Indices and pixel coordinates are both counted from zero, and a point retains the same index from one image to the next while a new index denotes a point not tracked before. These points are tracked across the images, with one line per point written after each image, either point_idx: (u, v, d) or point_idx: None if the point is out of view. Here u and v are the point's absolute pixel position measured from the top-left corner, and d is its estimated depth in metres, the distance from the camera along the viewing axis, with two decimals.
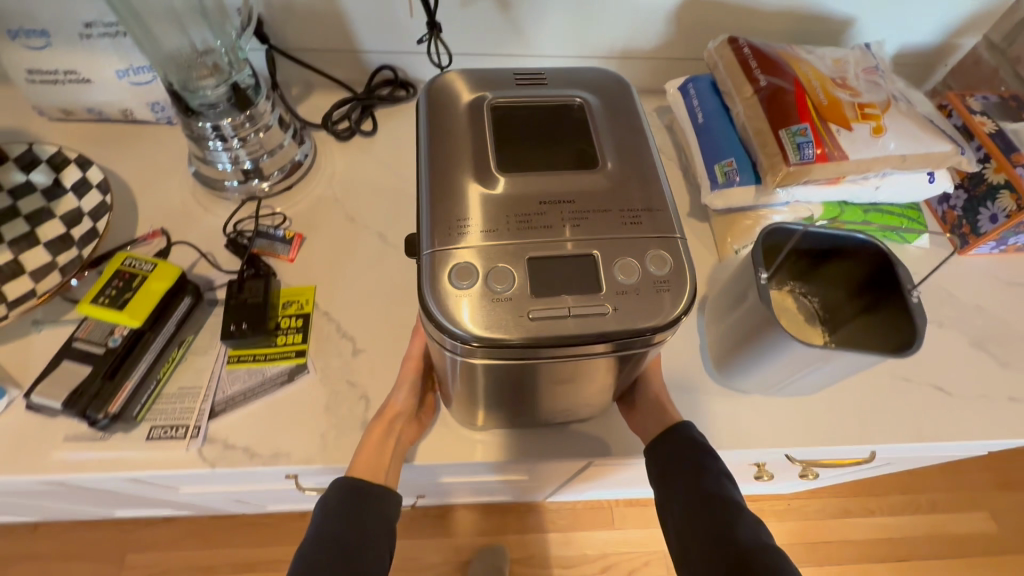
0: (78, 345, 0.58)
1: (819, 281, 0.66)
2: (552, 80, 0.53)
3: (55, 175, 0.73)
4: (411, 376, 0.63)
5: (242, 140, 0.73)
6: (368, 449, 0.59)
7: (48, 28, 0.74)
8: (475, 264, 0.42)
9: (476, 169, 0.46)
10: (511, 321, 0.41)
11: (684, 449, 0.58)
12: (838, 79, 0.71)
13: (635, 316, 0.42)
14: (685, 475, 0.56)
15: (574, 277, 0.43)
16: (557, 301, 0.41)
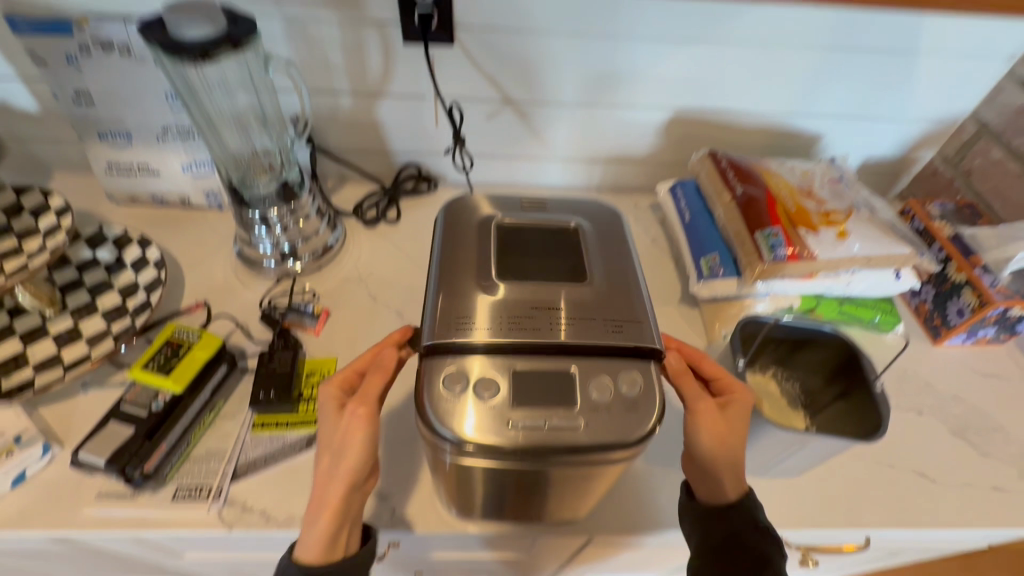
0: (125, 407, 0.65)
1: (799, 369, 0.73)
2: (552, 206, 0.61)
3: (118, 253, 0.83)
4: (355, 446, 0.54)
5: (284, 228, 0.84)
6: (308, 530, 0.53)
7: (130, 131, 0.88)
8: (466, 370, 0.47)
9: (477, 275, 0.53)
10: (491, 427, 0.44)
11: (722, 517, 0.57)
12: (805, 188, 0.82)
13: (604, 433, 0.44)
14: (718, 543, 0.56)
15: (553, 390, 0.46)
16: (539, 413, 0.45)
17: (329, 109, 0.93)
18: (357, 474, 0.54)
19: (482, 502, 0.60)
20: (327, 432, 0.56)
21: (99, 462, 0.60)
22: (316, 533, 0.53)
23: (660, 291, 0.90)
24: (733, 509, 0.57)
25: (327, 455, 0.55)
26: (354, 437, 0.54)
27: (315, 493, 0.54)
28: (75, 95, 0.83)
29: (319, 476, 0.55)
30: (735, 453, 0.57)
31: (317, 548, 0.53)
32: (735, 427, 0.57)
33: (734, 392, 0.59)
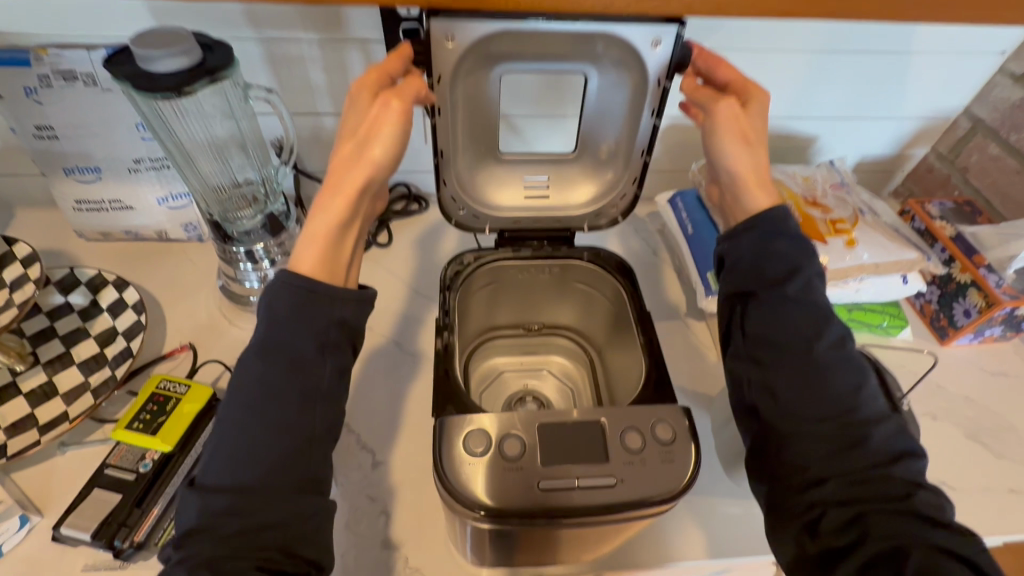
0: (109, 471, 0.60)
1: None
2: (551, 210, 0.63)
3: (93, 296, 0.78)
4: (385, 135, 0.48)
5: (271, 261, 0.80)
6: (317, 215, 0.48)
7: (99, 164, 0.82)
8: (490, 429, 0.46)
9: (479, 63, 0.53)
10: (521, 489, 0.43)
11: (773, 248, 0.54)
12: (809, 196, 0.80)
13: (639, 487, 0.44)
14: (764, 279, 0.53)
15: (582, 444, 0.46)
16: (567, 472, 0.44)
17: (312, 130, 0.88)
18: (376, 177, 0.49)
19: (501, 550, 0.57)
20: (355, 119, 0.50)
21: (84, 536, 0.56)
22: (327, 218, 0.48)
23: (667, 305, 0.88)
24: (785, 240, 0.54)
25: (352, 146, 0.49)
26: (378, 152, 0.48)
27: (329, 186, 0.49)
28: (36, 130, 0.78)
29: (334, 176, 0.49)
30: (762, 173, 0.58)
31: (315, 253, 0.48)
32: (754, 119, 0.58)
33: (749, 93, 0.59)
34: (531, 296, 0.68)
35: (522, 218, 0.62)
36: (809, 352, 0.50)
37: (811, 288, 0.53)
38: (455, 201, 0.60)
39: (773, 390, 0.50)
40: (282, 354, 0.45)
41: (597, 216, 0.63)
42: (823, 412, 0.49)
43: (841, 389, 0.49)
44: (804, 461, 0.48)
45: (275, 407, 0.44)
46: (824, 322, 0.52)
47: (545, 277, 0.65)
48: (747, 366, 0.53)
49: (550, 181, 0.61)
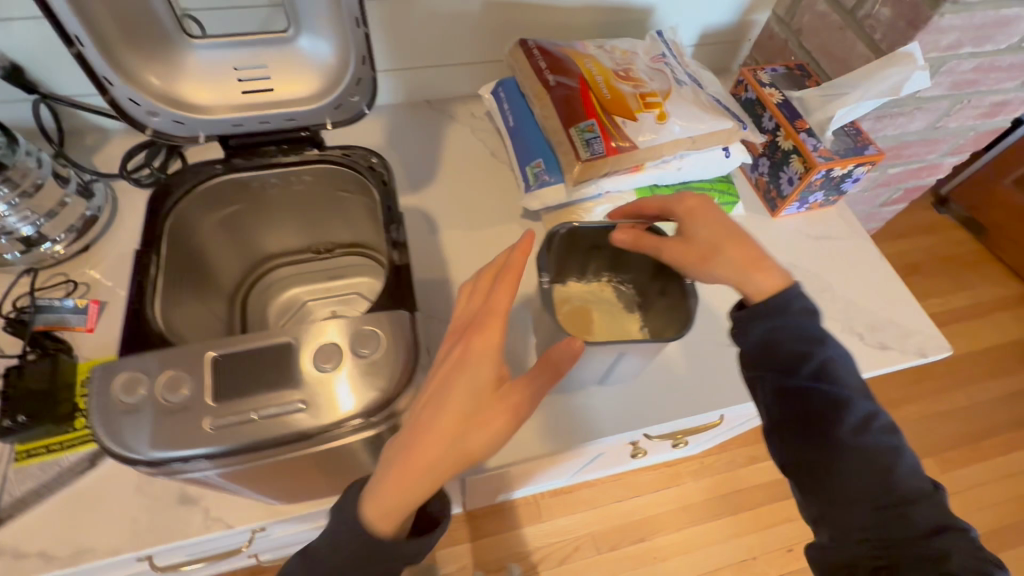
0: None
1: (625, 270, 0.68)
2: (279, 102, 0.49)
3: None
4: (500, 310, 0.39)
5: (11, 208, 0.66)
6: (392, 471, 0.38)
7: None
8: (133, 373, 0.37)
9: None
10: (180, 433, 0.36)
11: (776, 337, 0.52)
12: (622, 70, 0.74)
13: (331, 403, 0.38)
14: (785, 369, 0.51)
15: (268, 367, 0.39)
16: (236, 409, 0.37)
17: (31, 42, 0.71)
18: (484, 382, 0.38)
19: (299, 490, 0.55)
20: (476, 385, 0.38)
21: None
22: (417, 489, 0.38)
23: (499, 210, 0.84)
24: (796, 302, 0.52)
25: (452, 422, 0.37)
26: (495, 421, 0.37)
27: (417, 441, 0.38)
28: None
29: (426, 408, 0.38)
30: (748, 262, 0.52)
31: (394, 514, 0.39)
32: (701, 239, 0.54)
33: (692, 207, 0.55)
34: (304, 215, 0.57)
35: (241, 120, 0.48)
36: (832, 436, 0.48)
37: (823, 375, 0.50)
38: (137, 104, 0.46)
39: (799, 462, 0.50)
40: (355, 538, 0.39)
41: (336, 109, 0.49)
42: (853, 502, 0.47)
43: (870, 476, 0.47)
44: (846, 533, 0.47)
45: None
46: (842, 406, 0.49)
47: (303, 188, 0.54)
48: (780, 444, 0.52)
49: (265, 68, 0.48)
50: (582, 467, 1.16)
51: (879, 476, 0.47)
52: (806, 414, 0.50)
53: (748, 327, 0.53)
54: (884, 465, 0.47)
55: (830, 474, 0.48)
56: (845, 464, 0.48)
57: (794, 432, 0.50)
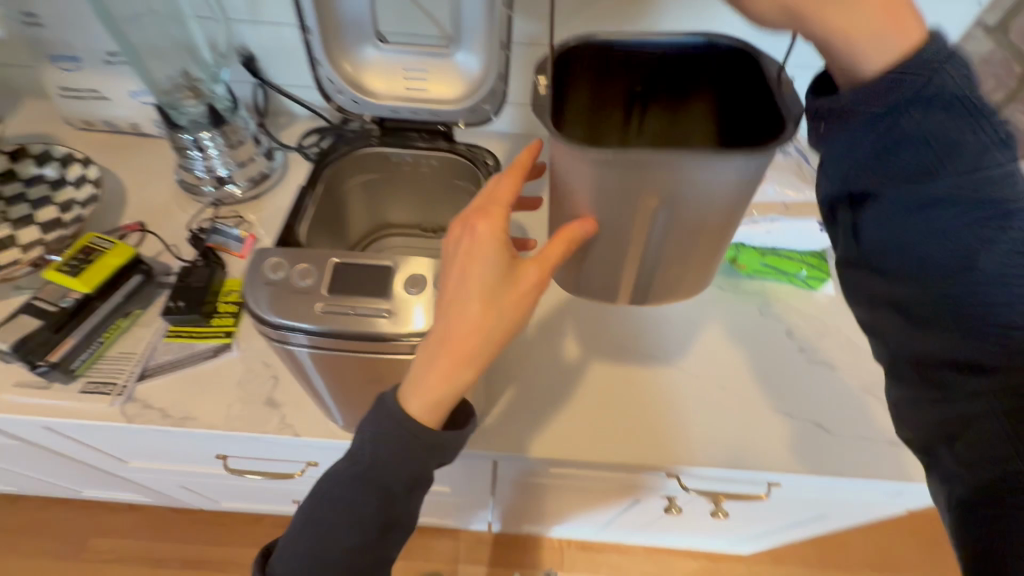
0: (36, 303, 0.68)
1: (682, 138, 0.57)
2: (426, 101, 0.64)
3: (62, 170, 0.87)
4: (495, 229, 0.45)
5: (218, 152, 0.87)
6: (429, 378, 0.45)
7: (79, 55, 0.90)
8: (285, 260, 0.50)
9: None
10: (299, 310, 0.47)
11: (902, 130, 0.36)
12: None
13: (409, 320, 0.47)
14: (901, 174, 0.38)
15: (371, 284, 0.49)
16: (346, 301, 0.48)
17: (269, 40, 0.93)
18: (492, 280, 0.44)
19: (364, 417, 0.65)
20: (494, 277, 0.44)
21: (4, 347, 0.65)
22: (453, 383, 0.45)
23: None
24: (927, 141, 0.36)
25: (481, 307, 0.43)
26: (527, 288, 0.44)
27: (449, 326, 0.44)
28: (24, 17, 0.86)
29: (454, 301, 0.44)
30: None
31: (432, 411, 0.46)
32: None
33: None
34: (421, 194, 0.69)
35: (399, 107, 0.63)
36: (964, 264, 0.37)
37: (966, 171, 0.36)
38: (333, 82, 0.62)
39: (906, 307, 0.39)
40: (399, 447, 0.47)
41: (470, 113, 0.63)
42: (991, 346, 0.36)
43: (1020, 312, 0.35)
44: (971, 395, 0.36)
45: (388, 489, 0.48)
46: (979, 216, 0.36)
47: (426, 170, 0.65)
48: (874, 282, 0.40)
49: (428, 74, 0.64)
50: (613, 518, 1.13)
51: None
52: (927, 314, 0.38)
53: (880, 105, 0.36)
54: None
55: (959, 388, 0.37)
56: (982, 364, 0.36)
57: (899, 338, 0.40)
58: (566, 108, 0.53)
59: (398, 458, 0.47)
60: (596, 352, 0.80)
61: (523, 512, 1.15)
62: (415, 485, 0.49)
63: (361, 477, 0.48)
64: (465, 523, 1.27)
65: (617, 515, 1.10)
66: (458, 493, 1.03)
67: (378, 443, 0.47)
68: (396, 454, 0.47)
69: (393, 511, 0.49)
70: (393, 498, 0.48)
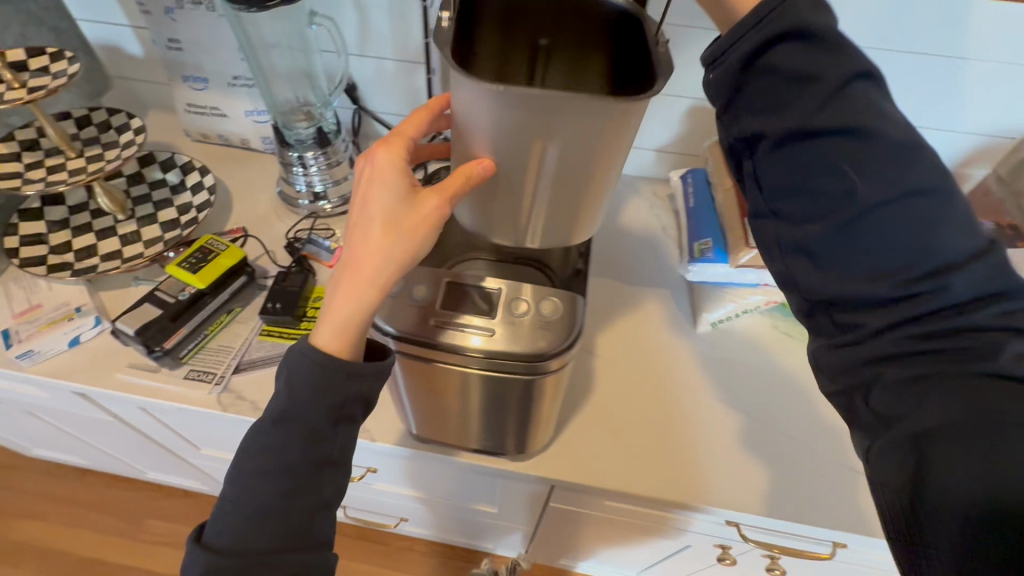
0: (159, 293, 0.76)
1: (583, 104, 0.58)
2: None
3: (183, 176, 0.97)
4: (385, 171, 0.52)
5: (318, 170, 0.95)
6: (342, 300, 0.53)
7: (208, 76, 1.01)
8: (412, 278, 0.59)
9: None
10: (422, 323, 0.57)
11: (772, 71, 0.42)
12: None
13: (513, 341, 0.56)
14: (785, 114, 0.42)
15: (481, 306, 0.58)
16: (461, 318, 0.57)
17: (374, 71, 1.02)
18: (393, 211, 0.51)
19: (443, 429, 0.72)
20: (398, 212, 0.51)
21: (129, 331, 0.72)
22: (363, 304, 0.53)
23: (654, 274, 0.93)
24: (818, 114, 0.40)
25: (384, 234, 0.51)
26: (430, 216, 0.51)
27: (361, 252, 0.52)
28: (168, 41, 0.98)
29: (364, 233, 0.52)
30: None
31: (343, 337, 0.55)
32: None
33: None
34: None
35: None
36: (849, 191, 0.40)
37: (838, 111, 0.40)
38: None
39: (810, 245, 0.42)
40: (308, 383, 0.54)
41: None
42: (882, 271, 0.40)
43: (901, 235, 0.39)
44: (871, 328, 0.41)
45: (314, 422, 0.56)
46: (855, 145, 0.40)
47: None
48: (786, 227, 0.44)
49: None
50: (655, 562, 1.11)
51: (911, 303, 0.39)
52: (836, 268, 0.41)
53: (748, 57, 0.42)
54: (916, 302, 0.39)
55: (894, 341, 0.40)
56: (888, 316, 0.40)
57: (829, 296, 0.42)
58: (475, 63, 0.55)
59: (318, 388, 0.55)
60: (660, 393, 0.83)
61: (563, 544, 1.14)
62: (340, 417, 0.57)
63: (279, 422, 0.56)
64: (484, 545, 1.31)
65: (660, 560, 1.08)
66: (504, 517, 1.03)
67: (297, 374, 0.55)
68: (309, 395, 0.55)
69: (321, 441, 0.57)
70: (320, 430, 0.56)
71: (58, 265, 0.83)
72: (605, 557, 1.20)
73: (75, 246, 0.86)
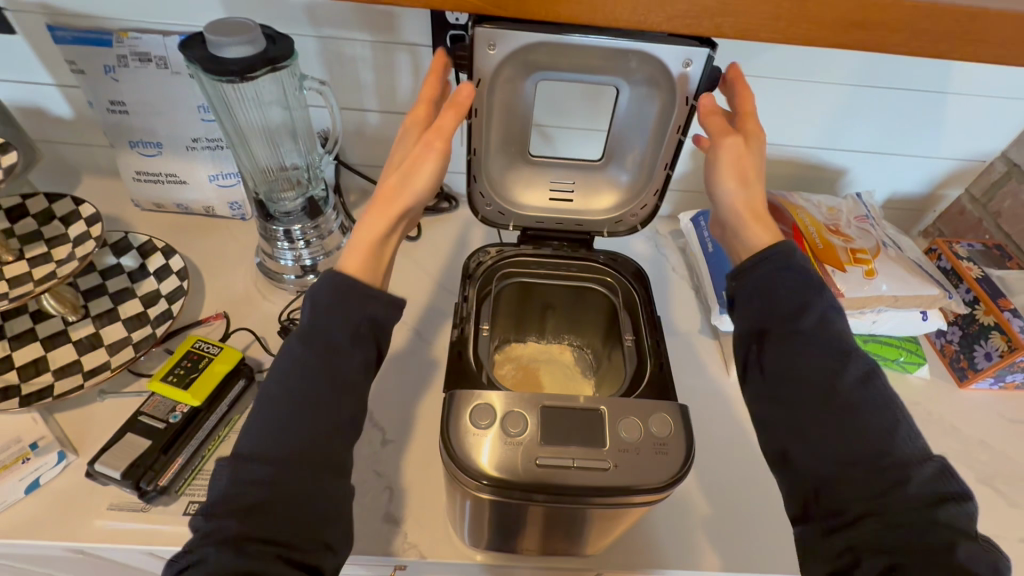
0: (142, 419, 0.66)
1: (582, 332, 0.68)
2: (572, 205, 0.68)
3: (142, 260, 0.83)
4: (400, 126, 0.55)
5: (307, 243, 0.84)
6: (362, 228, 0.52)
7: (162, 140, 0.88)
8: (494, 404, 0.44)
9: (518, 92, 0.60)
10: (519, 465, 0.42)
11: (771, 291, 0.54)
12: (831, 224, 0.82)
13: (634, 476, 0.41)
14: (785, 322, 0.53)
15: (581, 429, 0.43)
16: (564, 452, 0.42)
17: (356, 124, 0.93)
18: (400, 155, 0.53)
19: (502, 544, 0.62)
20: (402, 153, 0.53)
21: (113, 474, 0.61)
22: (373, 230, 0.52)
23: (677, 320, 0.90)
24: (814, 316, 0.52)
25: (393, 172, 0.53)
26: (425, 162, 0.53)
27: (376, 200, 0.53)
28: (110, 104, 0.84)
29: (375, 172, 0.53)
30: (757, 203, 0.57)
31: (360, 255, 0.51)
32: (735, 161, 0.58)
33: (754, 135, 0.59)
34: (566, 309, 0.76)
35: (545, 218, 0.67)
36: (828, 392, 0.50)
37: (825, 334, 0.52)
38: (484, 196, 0.65)
39: (807, 422, 0.50)
40: (330, 299, 0.49)
41: (616, 224, 0.68)
42: (852, 468, 0.47)
43: (865, 436, 0.48)
44: (847, 510, 0.47)
45: (333, 344, 0.48)
46: (838, 359, 0.50)
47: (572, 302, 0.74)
48: (789, 412, 0.51)
49: (573, 186, 0.67)
50: None
51: (888, 481, 0.46)
52: (839, 449, 0.48)
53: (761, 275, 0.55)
54: (895, 491, 0.46)
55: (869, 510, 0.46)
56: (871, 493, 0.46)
57: (817, 466, 0.49)
58: (498, 313, 0.65)
59: (339, 305, 0.49)
60: (711, 450, 0.76)
61: None
62: (359, 340, 0.49)
63: (297, 347, 0.49)
64: None
65: None
66: None
67: (317, 296, 0.50)
68: (332, 308, 0.49)
69: (342, 367, 0.48)
70: (340, 352, 0.48)
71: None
72: None
73: (19, 362, 0.72)
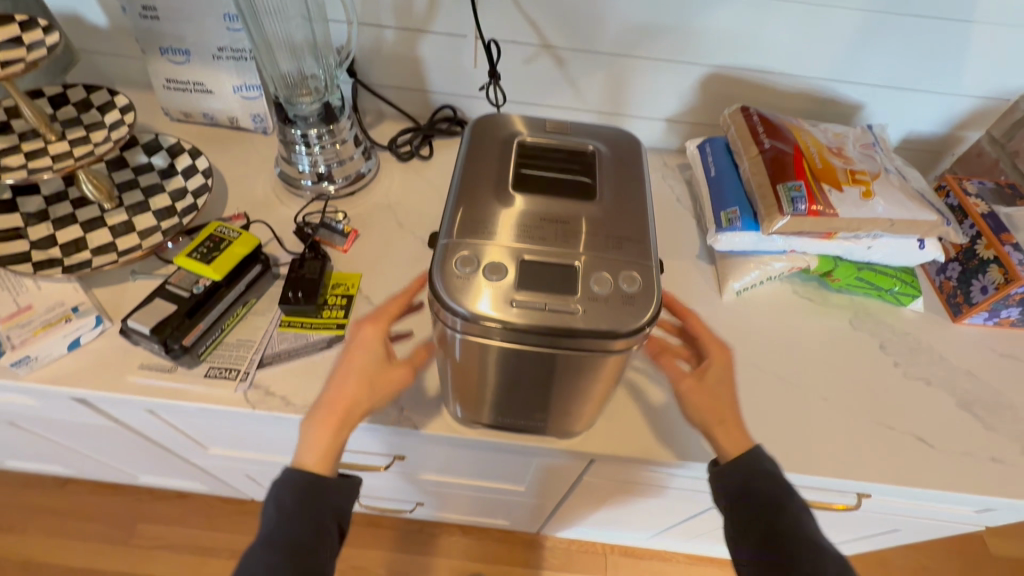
0: (169, 289, 0.73)
1: None
2: (572, 131, 0.59)
3: (171, 160, 0.89)
4: (363, 357, 0.59)
5: (322, 148, 0.88)
6: (322, 437, 0.56)
7: (190, 48, 0.93)
8: (477, 255, 0.48)
9: (495, 191, 0.53)
10: (496, 304, 0.46)
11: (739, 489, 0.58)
12: (835, 147, 0.82)
13: (600, 321, 0.46)
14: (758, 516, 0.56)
15: (554, 280, 0.47)
16: (537, 296, 0.46)
17: (373, 41, 0.96)
18: (371, 369, 0.59)
19: (488, 420, 0.68)
20: (377, 362, 0.59)
21: (144, 331, 0.69)
22: (336, 439, 0.57)
23: (676, 244, 0.92)
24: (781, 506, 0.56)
25: (363, 383, 0.58)
26: (394, 378, 0.60)
27: (337, 407, 0.57)
28: (142, 10, 0.89)
29: (346, 376, 0.58)
30: (722, 412, 0.61)
31: (323, 457, 0.56)
32: (714, 387, 0.62)
33: (716, 357, 0.63)
34: None
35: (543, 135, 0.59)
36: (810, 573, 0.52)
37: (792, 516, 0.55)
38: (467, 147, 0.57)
39: None
40: (297, 497, 0.55)
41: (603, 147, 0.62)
42: None
43: None
44: None
45: (297, 543, 0.53)
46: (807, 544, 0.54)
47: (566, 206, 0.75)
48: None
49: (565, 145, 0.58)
50: (674, 526, 1.12)
51: None
52: None
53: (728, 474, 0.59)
54: None
55: None
56: None
57: None
58: None
59: (304, 503, 0.55)
60: None
61: (580, 516, 1.14)
62: (323, 535, 0.55)
63: (260, 546, 0.53)
64: (489, 521, 1.26)
65: (679, 523, 1.09)
66: (530, 496, 1.02)
67: (281, 496, 0.55)
68: (293, 518, 0.54)
69: (308, 560, 0.53)
70: (304, 547, 0.53)
71: (46, 261, 0.76)
72: (619, 529, 1.21)
73: (62, 240, 0.79)
